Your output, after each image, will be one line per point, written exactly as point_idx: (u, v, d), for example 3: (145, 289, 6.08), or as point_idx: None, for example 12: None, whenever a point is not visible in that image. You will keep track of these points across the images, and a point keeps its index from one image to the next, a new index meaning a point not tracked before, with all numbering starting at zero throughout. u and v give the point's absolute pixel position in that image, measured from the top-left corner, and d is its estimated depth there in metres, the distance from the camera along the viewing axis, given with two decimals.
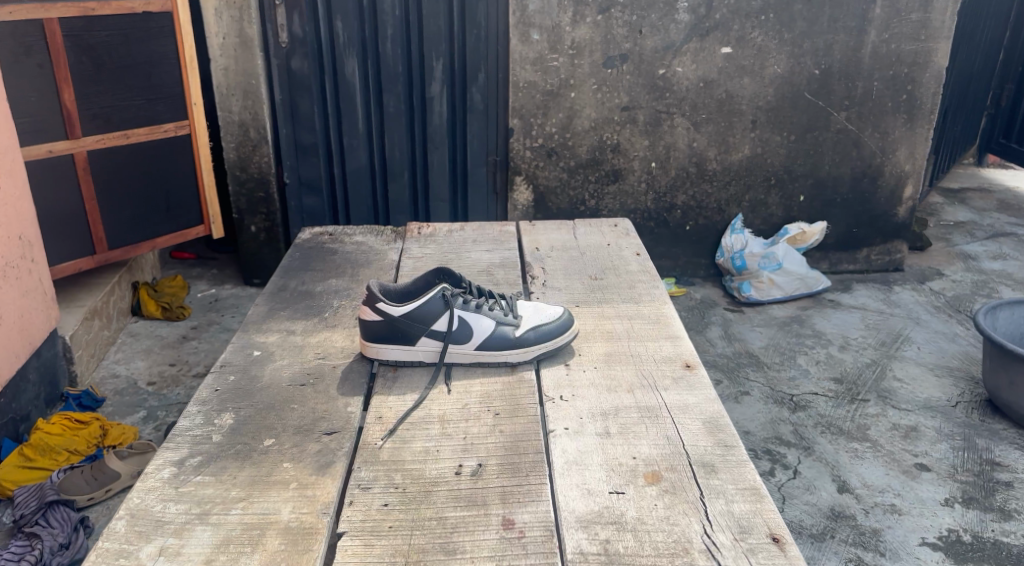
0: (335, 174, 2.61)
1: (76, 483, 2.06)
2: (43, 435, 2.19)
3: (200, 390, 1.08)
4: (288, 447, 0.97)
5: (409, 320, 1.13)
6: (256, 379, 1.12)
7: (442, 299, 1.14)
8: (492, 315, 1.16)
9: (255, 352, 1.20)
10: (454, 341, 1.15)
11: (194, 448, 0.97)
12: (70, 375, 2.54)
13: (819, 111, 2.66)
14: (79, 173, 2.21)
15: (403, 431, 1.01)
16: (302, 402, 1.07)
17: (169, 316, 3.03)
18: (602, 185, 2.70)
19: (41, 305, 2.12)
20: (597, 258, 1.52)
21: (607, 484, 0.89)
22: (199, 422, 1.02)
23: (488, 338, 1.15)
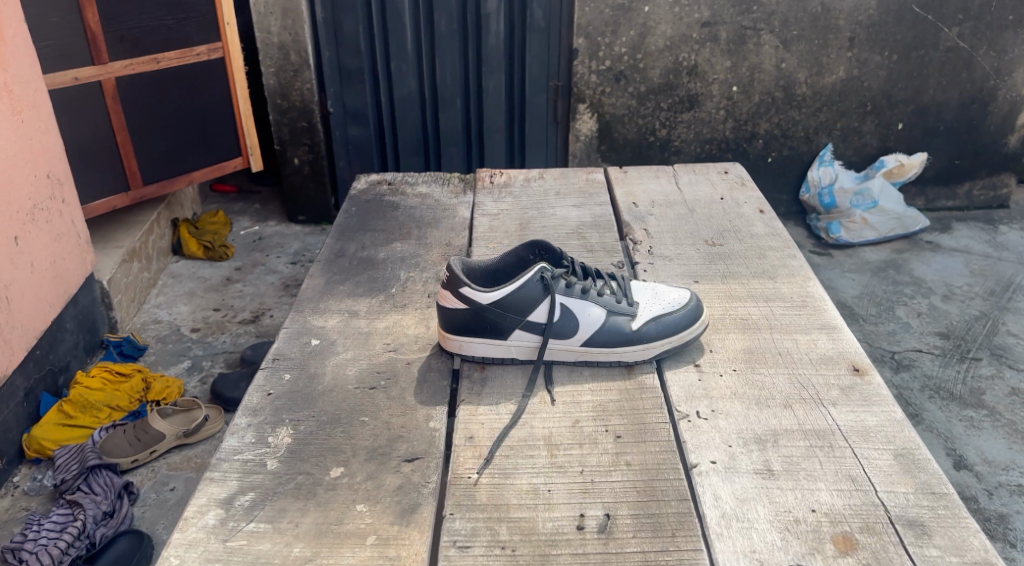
0: (383, 102, 2.35)
1: (119, 444, 1.91)
2: (82, 391, 2.04)
3: (249, 396, 0.88)
4: (364, 482, 0.76)
5: (500, 308, 0.90)
6: (315, 380, 0.91)
7: (541, 283, 0.90)
8: (603, 302, 0.93)
9: (313, 342, 0.98)
10: (556, 334, 0.92)
11: (244, 481, 0.77)
12: (109, 321, 2.38)
13: (928, 26, 2.29)
14: (108, 102, 2.00)
15: (503, 460, 0.79)
16: (374, 414, 0.85)
17: (212, 256, 2.86)
18: (676, 113, 2.40)
19: (72, 250, 2.00)
20: (711, 216, 1.28)
21: (784, 556, 0.68)
22: (249, 440, 0.82)
23: (599, 330, 0.92)
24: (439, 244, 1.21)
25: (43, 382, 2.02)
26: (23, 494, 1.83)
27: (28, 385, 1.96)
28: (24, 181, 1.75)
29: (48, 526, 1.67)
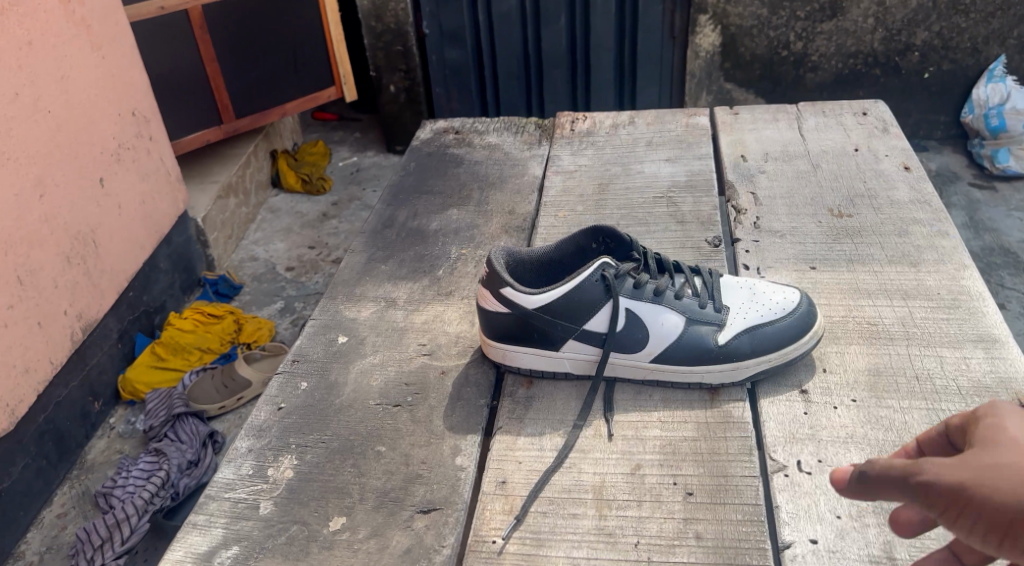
0: (480, 20, 2.63)
1: (207, 391, 1.93)
2: (174, 333, 2.06)
3: (260, 410, 1.00)
4: (367, 541, 0.84)
5: (550, 305, 0.99)
6: (332, 394, 1.02)
7: (598, 281, 0.98)
8: (671, 308, 1.00)
9: (340, 340, 1.12)
10: (624, 344, 1.00)
11: (229, 530, 0.86)
12: (207, 259, 2.39)
13: None
14: (195, 30, 2.24)
15: (532, 520, 0.87)
16: (392, 442, 0.95)
17: (310, 189, 2.80)
18: (818, 21, 2.49)
19: (165, 185, 2.15)
20: (839, 180, 1.38)
21: None
22: (245, 472, 0.93)
23: (675, 344, 0.99)
24: (499, 213, 1.37)
25: (136, 324, 2.05)
26: (119, 435, 1.89)
27: (122, 327, 1.99)
28: (106, 119, 1.90)
29: (136, 473, 1.72)
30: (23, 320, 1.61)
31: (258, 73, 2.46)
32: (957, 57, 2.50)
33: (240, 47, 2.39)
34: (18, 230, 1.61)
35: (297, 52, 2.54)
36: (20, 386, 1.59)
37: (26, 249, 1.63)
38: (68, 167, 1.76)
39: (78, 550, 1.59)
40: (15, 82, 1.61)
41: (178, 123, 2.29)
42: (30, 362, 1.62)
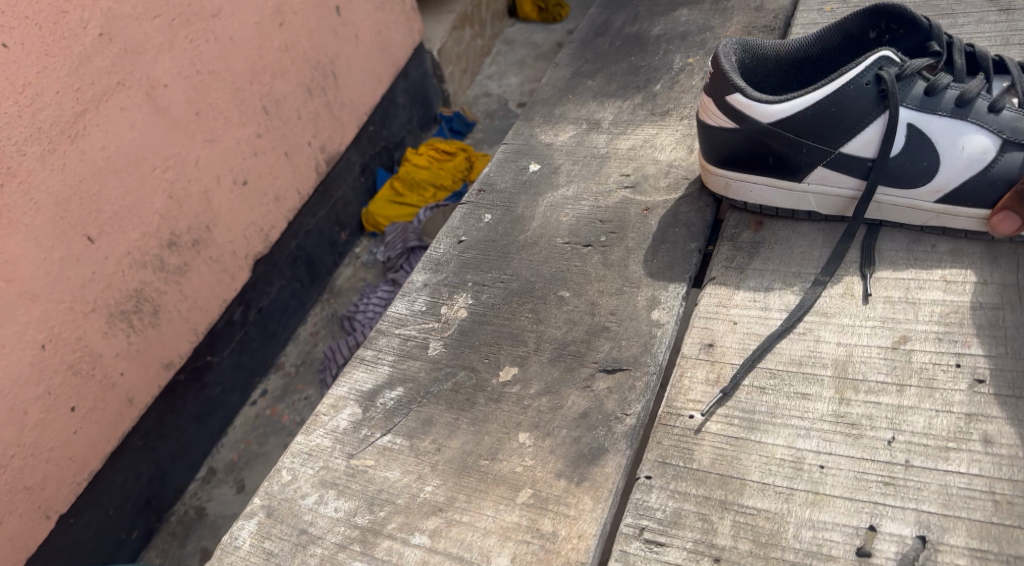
0: None
1: (439, 227, 1.94)
2: (410, 169, 2.09)
3: (437, 248, 1.18)
4: (538, 398, 0.95)
5: (801, 114, 0.97)
6: (508, 233, 1.16)
7: (867, 85, 0.95)
8: (967, 115, 0.96)
9: (531, 169, 1.25)
10: (905, 173, 0.97)
11: (394, 369, 1.04)
12: (443, 93, 2.37)
13: None
14: None
15: (745, 392, 0.92)
16: (577, 289, 1.05)
17: (546, 18, 2.64)
18: None
19: (402, 17, 2.11)
20: None
21: None
22: (417, 308, 1.11)
23: (980, 177, 0.95)
24: (743, 9, 1.40)
25: (377, 159, 2.12)
26: (363, 265, 2.00)
27: (364, 161, 2.06)
28: None
29: (377, 298, 1.83)
30: (272, 148, 1.70)
31: None
32: None
33: None
34: (260, 60, 1.65)
35: None
36: (272, 214, 1.71)
37: (269, 80, 1.68)
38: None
39: (326, 365, 1.73)
40: None
41: None
42: (280, 190, 1.73)
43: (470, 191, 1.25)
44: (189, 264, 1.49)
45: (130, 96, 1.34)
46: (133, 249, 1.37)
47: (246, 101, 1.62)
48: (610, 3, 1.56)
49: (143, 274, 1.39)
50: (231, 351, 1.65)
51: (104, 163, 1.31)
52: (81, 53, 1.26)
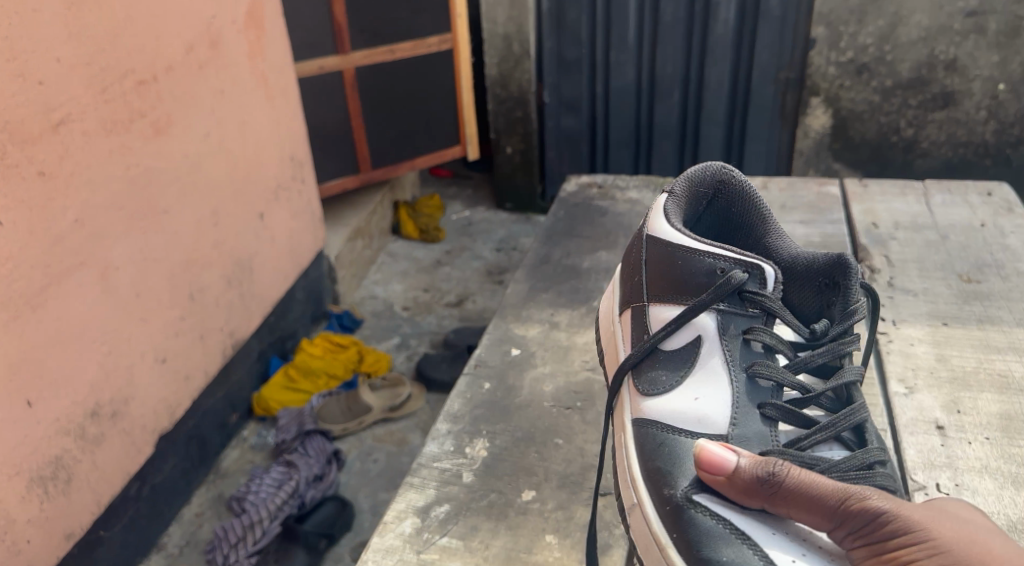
0: (597, 92, 3.00)
1: (333, 412, 2.13)
2: (305, 358, 2.25)
3: (455, 403, 1.30)
4: (555, 511, 1.10)
5: (661, 245, 1.09)
6: (508, 393, 1.31)
7: (712, 270, 1.04)
8: (741, 384, 1.00)
9: (513, 352, 1.41)
10: (655, 366, 1.05)
11: (441, 492, 1.14)
12: (334, 293, 2.60)
13: None
14: (346, 86, 2.60)
15: None
16: (565, 438, 1.21)
17: (426, 238, 3.02)
18: (931, 109, 2.78)
19: (308, 226, 2.41)
20: (970, 247, 1.61)
21: None
22: (450, 448, 1.21)
23: (658, 446, 0.97)
24: None
25: (273, 348, 2.27)
26: (251, 447, 2.08)
27: (261, 348, 2.21)
28: (271, 161, 2.19)
29: (268, 481, 1.88)
30: (191, 331, 1.84)
31: (395, 129, 2.81)
32: None
33: (384, 104, 2.74)
34: (196, 252, 1.86)
35: (431, 111, 2.88)
36: (180, 392, 1.80)
37: (199, 269, 1.87)
38: (237, 202, 2.04)
39: (214, 546, 1.74)
40: (207, 126, 1.89)
41: (324, 170, 2.65)
42: (190, 369, 1.84)
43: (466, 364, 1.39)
44: (104, 434, 1.54)
45: (87, 274, 1.50)
46: (62, 417, 1.43)
47: (177, 286, 1.78)
48: None
49: (65, 441, 1.44)
50: (121, 526, 1.64)
51: (56, 332, 1.42)
52: (57, 234, 1.42)
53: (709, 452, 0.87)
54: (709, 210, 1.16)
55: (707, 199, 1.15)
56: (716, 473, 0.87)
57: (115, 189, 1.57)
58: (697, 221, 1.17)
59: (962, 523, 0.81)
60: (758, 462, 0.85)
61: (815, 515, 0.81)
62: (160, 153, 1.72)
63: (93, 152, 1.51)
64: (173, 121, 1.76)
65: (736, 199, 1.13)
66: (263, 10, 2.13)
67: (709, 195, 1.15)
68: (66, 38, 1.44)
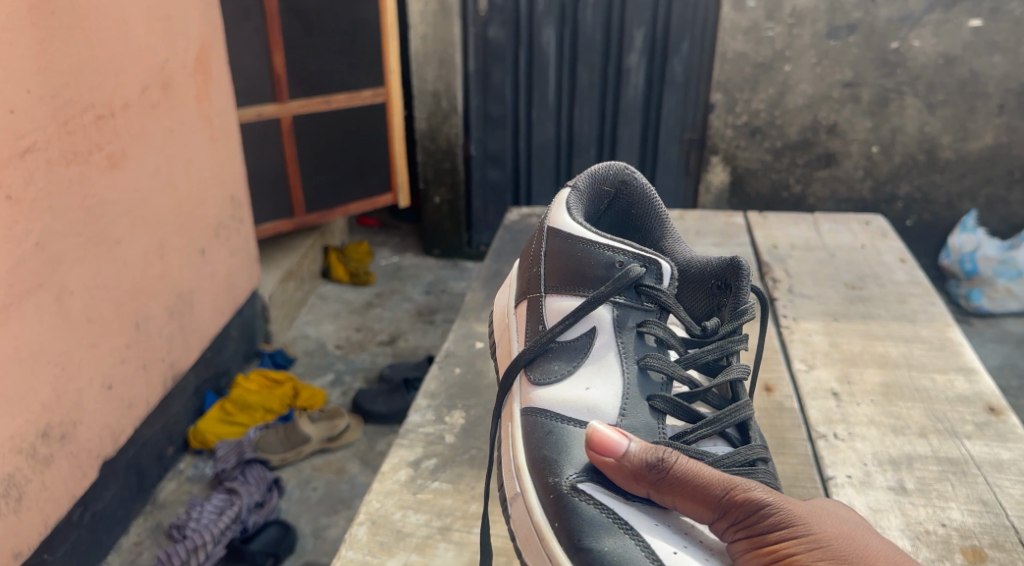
0: (520, 147, 3.22)
1: (272, 443, 2.18)
2: (241, 392, 2.28)
3: (433, 381, 1.45)
4: None
5: (563, 237, 1.16)
6: (479, 374, 1.47)
7: (612, 264, 1.14)
8: (634, 376, 1.10)
9: (477, 345, 1.57)
10: (549, 357, 1.13)
11: (431, 449, 1.28)
12: (265, 333, 2.64)
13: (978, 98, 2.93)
14: (283, 133, 2.72)
15: None
16: None
17: (356, 282, 3.13)
18: (816, 167, 3.14)
19: (245, 267, 2.45)
20: (852, 261, 1.89)
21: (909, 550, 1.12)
22: (434, 415, 1.36)
23: (546, 441, 1.04)
24: None
25: (208, 383, 2.27)
26: (187, 479, 2.09)
27: (197, 383, 2.21)
28: (214, 199, 2.23)
29: (210, 508, 1.93)
30: (135, 361, 1.85)
31: (329, 176, 2.94)
32: (936, 210, 3.16)
33: (319, 152, 2.87)
34: (142, 283, 1.87)
35: (363, 160, 3.02)
36: (123, 420, 1.82)
37: (145, 300, 1.88)
38: (181, 238, 2.05)
39: None
40: (157, 162, 1.92)
41: (259, 212, 2.74)
42: (134, 398, 1.86)
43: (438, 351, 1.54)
44: (53, 456, 1.57)
45: (44, 297, 1.53)
46: (16, 435, 1.46)
47: (124, 316, 1.80)
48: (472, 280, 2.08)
49: (18, 460, 1.47)
50: (62, 550, 1.64)
51: (14, 351, 1.45)
52: (18, 257, 1.46)
53: (603, 435, 0.95)
54: (611, 207, 1.26)
55: (609, 197, 1.24)
56: (607, 454, 0.94)
57: (72, 217, 1.61)
58: (599, 215, 1.26)
59: (833, 514, 0.92)
60: (649, 451, 0.93)
61: (699, 503, 0.90)
62: (114, 185, 1.75)
63: (53, 180, 1.56)
64: (128, 155, 1.79)
65: (636, 200, 1.23)
66: (212, 55, 2.19)
67: (611, 194, 1.24)
68: (35, 70, 1.49)
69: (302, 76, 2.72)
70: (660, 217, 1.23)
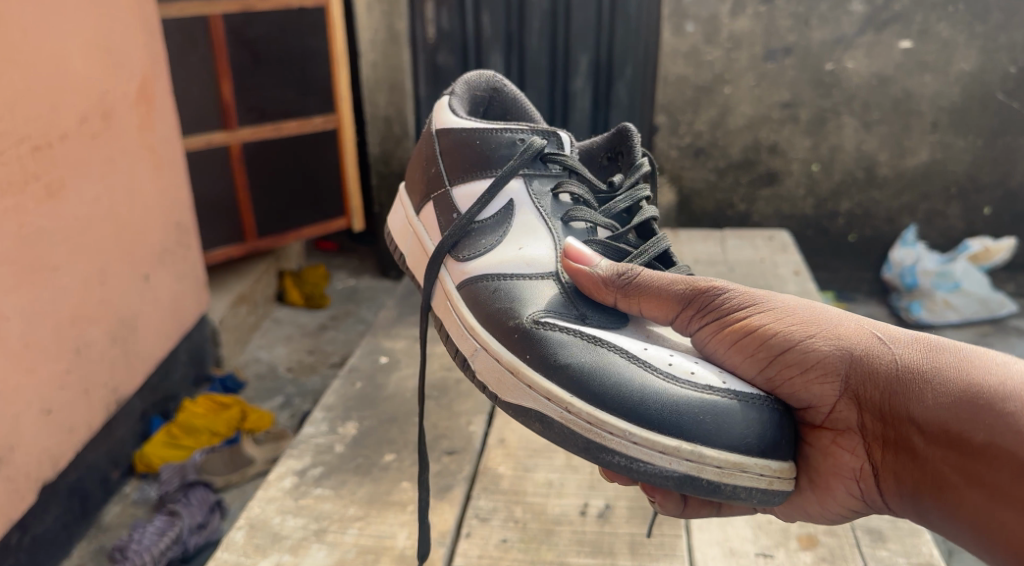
0: None
1: (216, 465, 2.24)
2: (188, 416, 2.30)
3: (328, 399, 1.68)
4: (410, 464, 1.46)
5: (455, 130, 1.27)
6: (378, 389, 1.71)
7: (512, 141, 1.25)
8: (558, 230, 1.22)
9: (382, 360, 1.82)
10: (473, 237, 1.22)
11: (315, 458, 1.49)
12: (216, 357, 2.67)
13: (912, 116, 3.02)
14: (233, 159, 2.77)
15: (528, 459, 1.47)
16: (425, 417, 1.60)
17: (311, 305, 3.18)
18: (760, 186, 3.22)
19: (193, 291, 2.48)
20: (753, 274, 2.02)
21: (755, 542, 1.29)
22: (323, 428, 1.59)
23: (493, 293, 1.15)
24: None
25: (155, 407, 2.28)
26: (132, 502, 2.12)
27: (144, 407, 2.23)
28: (158, 225, 2.27)
29: (151, 529, 1.96)
30: (75, 386, 1.87)
31: (281, 200, 3.00)
32: (877, 225, 3.24)
33: (270, 178, 2.93)
34: (82, 310, 1.90)
35: (316, 184, 3.07)
36: (64, 445, 1.85)
37: (85, 326, 1.91)
38: (124, 263, 2.08)
39: None
40: (98, 191, 1.96)
41: (210, 238, 2.81)
42: (74, 423, 1.88)
43: (343, 369, 1.79)
44: None
45: None
46: None
47: (64, 341, 1.83)
48: (408, 300, 2.14)
49: None
50: None
51: None
52: None
53: (574, 254, 1.14)
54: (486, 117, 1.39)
55: (484, 105, 1.38)
56: (580, 266, 1.14)
57: (7, 245, 1.65)
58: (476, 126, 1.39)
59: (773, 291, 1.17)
60: (612, 266, 1.12)
61: (667, 300, 1.11)
62: (52, 215, 1.79)
63: None
64: (67, 184, 1.84)
65: (508, 104, 1.37)
66: (155, 86, 2.24)
67: (485, 101, 1.37)
68: None
69: (252, 104, 2.79)
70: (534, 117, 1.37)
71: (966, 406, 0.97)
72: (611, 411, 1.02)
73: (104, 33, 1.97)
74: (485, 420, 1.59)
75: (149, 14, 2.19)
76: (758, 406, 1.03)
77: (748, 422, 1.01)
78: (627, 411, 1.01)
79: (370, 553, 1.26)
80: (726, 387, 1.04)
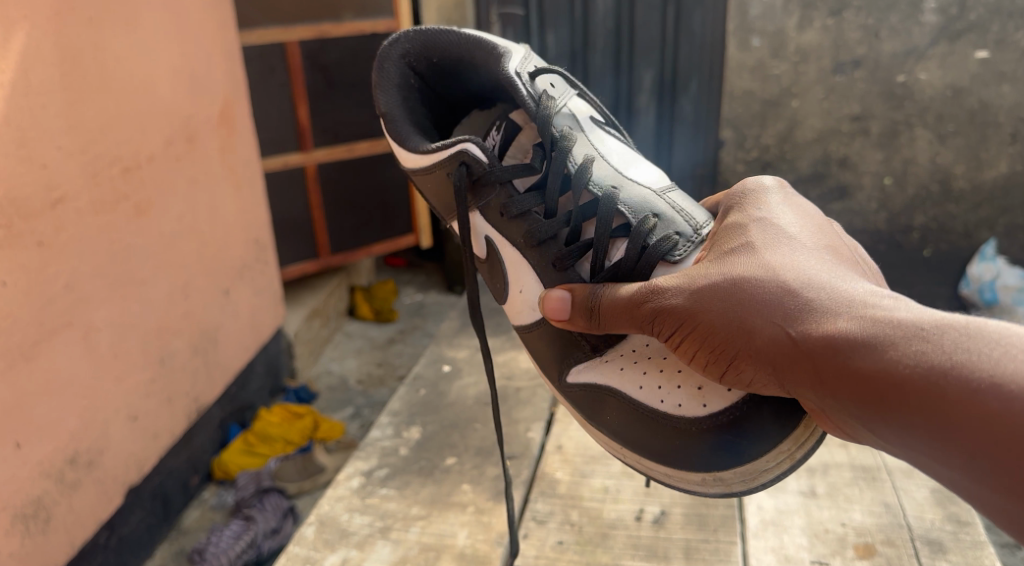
0: None
1: (290, 472, 2.33)
2: (264, 424, 2.40)
3: (394, 404, 1.73)
4: (469, 467, 1.50)
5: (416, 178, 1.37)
6: (441, 396, 1.76)
7: (444, 178, 1.31)
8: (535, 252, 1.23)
9: (444, 368, 1.88)
10: (497, 283, 1.32)
11: (383, 459, 1.55)
12: (291, 369, 2.77)
13: (989, 128, 2.92)
14: (308, 179, 2.90)
15: (586, 466, 1.49)
16: (485, 424, 1.64)
17: (380, 318, 3.28)
18: (830, 199, 3.16)
19: (270, 304, 2.59)
20: None
21: (811, 554, 1.27)
22: (388, 432, 1.64)
23: (534, 336, 1.25)
24: None
25: (233, 415, 2.39)
26: (210, 507, 2.24)
27: (222, 415, 2.34)
28: (238, 242, 2.38)
29: (227, 532, 2.06)
30: (159, 394, 1.98)
31: (353, 219, 3.09)
32: (953, 240, 3.12)
33: (343, 197, 3.03)
34: (167, 322, 2.02)
35: (386, 201, 3.16)
36: (148, 449, 1.96)
37: (170, 337, 2.02)
38: (205, 278, 2.19)
39: None
40: (182, 209, 2.08)
41: (286, 254, 2.94)
42: (159, 428, 2.00)
43: (409, 378, 1.84)
44: (80, 481, 1.71)
45: (73, 333, 1.68)
46: (44, 460, 1.60)
47: (150, 352, 1.94)
48: (472, 314, 2.18)
49: (46, 484, 1.60)
50: None
51: (45, 384, 1.60)
52: (50, 296, 1.62)
53: (547, 308, 1.14)
54: (424, 73, 1.43)
55: (412, 74, 1.41)
56: (558, 317, 1.14)
57: (99, 261, 1.76)
58: (426, 91, 1.45)
59: (716, 258, 1.00)
60: (578, 306, 1.11)
61: (625, 325, 1.06)
62: (140, 231, 1.91)
63: (83, 228, 1.72)
64: (154, 204, 1.96)
65: (426, 52, 1.40)
66: (236, 110, 2.37)
67: (408, 70, 1.41)
68: (64, 130, 1.66)
69: (326, 126, 2.90)
70: (450, 39, 1.37)
71: (919, 415, 0.79)
72: (651, 459, 1.10)
73: (189, 62, 2.10)
74: (543, 427, 1.61)
75: (231, 42, 2.33)
76: (745, 415, 1.01)
77: (739, 439, 1.01)
78: (657, 457, 1.09)
79: (432, 550, 1.30)
80: (718, 410, 1.04)
